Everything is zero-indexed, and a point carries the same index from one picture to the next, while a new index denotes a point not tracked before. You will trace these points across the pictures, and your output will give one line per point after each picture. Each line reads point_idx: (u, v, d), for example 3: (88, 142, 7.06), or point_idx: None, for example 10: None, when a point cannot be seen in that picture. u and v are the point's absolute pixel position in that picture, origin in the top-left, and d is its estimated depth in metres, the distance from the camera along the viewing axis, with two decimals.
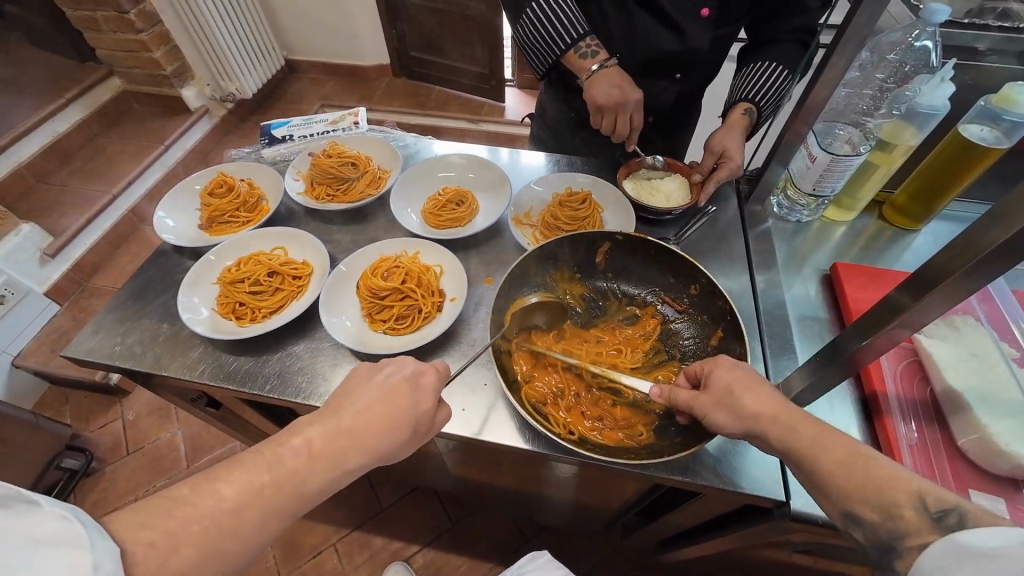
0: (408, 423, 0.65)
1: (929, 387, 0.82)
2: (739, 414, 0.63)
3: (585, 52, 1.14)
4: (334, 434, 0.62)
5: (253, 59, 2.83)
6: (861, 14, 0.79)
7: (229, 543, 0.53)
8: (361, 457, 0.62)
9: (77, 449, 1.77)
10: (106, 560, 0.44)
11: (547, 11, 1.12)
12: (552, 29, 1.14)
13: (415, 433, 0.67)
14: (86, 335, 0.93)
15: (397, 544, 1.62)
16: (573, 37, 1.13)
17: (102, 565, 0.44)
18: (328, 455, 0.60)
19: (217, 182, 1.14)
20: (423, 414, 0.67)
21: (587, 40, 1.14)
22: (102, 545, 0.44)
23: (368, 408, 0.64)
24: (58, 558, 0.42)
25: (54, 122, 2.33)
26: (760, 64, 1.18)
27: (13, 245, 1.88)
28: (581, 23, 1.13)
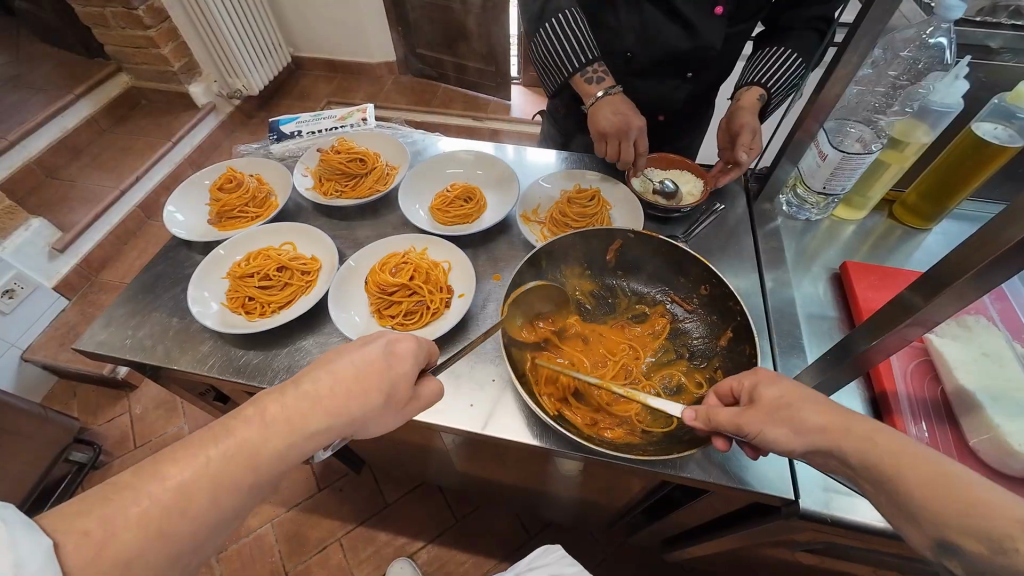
0: (382, 389, 0.65)
1: (940, 386, 0.81)
2: (782, 429, 0.60)
3: (590, 76, 1.13)
4: (300, 406, 0.60)
5: (260, 56, 2.84)
6: (874, 11, 0.78)
7: (187, 519, 0.53)
8: (337, 423, 0.62)
9: (86, 442, 1.79)
10: (31, 556, 0.44)
11: (561, 32, 1.13)
12: (565, 48, 1.14)
13: (391, 402, 0.66)
14: (98, 327, 0.94)
15: (402, 540, 1.62)
16: (581, 62, 1.13)
17: (27, 563, 0.43)
18: (297, 420, 0.60)
19: (227, 177, 1.15)
20: (399, 381, 0.66)
21: (596, 66, 1.13)
22: (25, 542, 0.44)
23: (335, 376, 0.63)
24: None
25: (62, 118, 2.34)
26: (774, 50, 1.17)
27: (22, 240, 1.90)
28: (593, 48, 1.12)
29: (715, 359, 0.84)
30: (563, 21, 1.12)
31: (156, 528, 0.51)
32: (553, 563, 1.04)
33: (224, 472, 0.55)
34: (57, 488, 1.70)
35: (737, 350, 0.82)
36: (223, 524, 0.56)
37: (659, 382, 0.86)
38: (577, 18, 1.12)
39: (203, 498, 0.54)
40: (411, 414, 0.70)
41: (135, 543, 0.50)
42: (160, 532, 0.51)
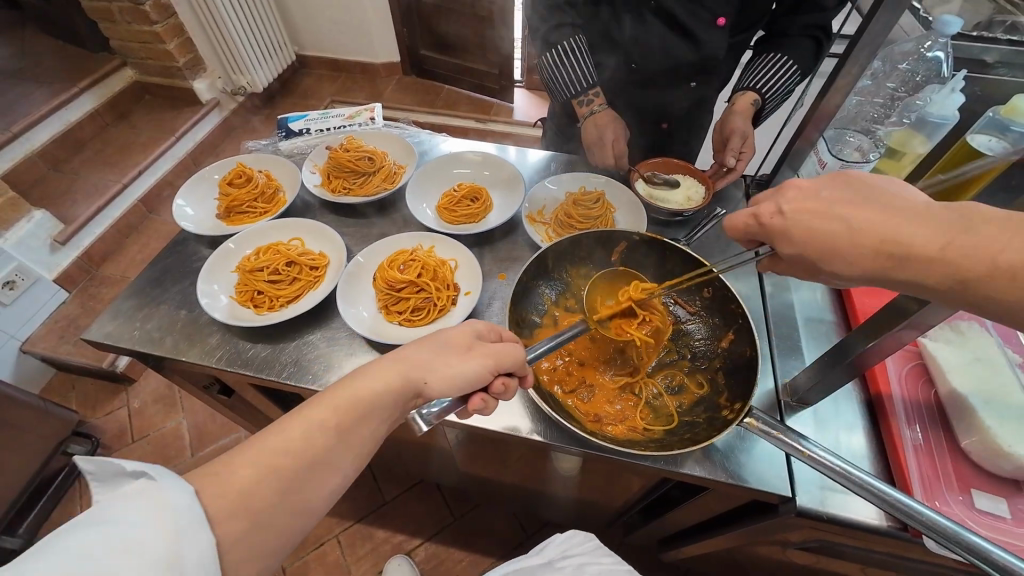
0: (433, 339, 0.71)
1: (934, 389, 0.83)
2: None
3: (585, 100, 1.25)
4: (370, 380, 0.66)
5: (265, 54, 2.85)
6: (876, 23, 0.80)
7: (289, 464, 0.58)
8: (398, 386, 0.67)
9: (83, 436, 1.81)
10: (182, 493, 0.50)
11: (565, 58, 1.23)
12: (567, 74, 1.25)
13: (449, 346, 0.71)
14: (105, 319, 0.95)
15: (400, 537, 1.63)
16: (579, 89, 1.25)
17: (177, 498, 0.50)
18: (367, 382, 0.65)
19: (236, 173, 1.16)
20: (455, 334, 0.73)
21: (592, 92, 1.25)
22: (176, 482, 0.51)
23: (401, 358, 0.68)
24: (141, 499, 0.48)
25: (65, 111, 2.35)
26: (771, 57, 1.21)
27: (25, 231, 1.90)
28: (592, 76, 1.24)
29: (716, 360, 0.86)
30: (567, 49, 1.23)
31: (266, 467, 0.57)
32: (587, 553, 0.88)
33: (316, 429, 0.61)
34: (53, 481, 1.71)
35: (738, 352, 0.83)
36: (320, 477, 0.60)
37: (661, 382, 0.88)
38: (580, 47, 1.23)
39: (301, 451, 0.59)
40: (484, 359, 0.69)
41: (249, 480, 0.55)
42: (269, 474, 0.57)
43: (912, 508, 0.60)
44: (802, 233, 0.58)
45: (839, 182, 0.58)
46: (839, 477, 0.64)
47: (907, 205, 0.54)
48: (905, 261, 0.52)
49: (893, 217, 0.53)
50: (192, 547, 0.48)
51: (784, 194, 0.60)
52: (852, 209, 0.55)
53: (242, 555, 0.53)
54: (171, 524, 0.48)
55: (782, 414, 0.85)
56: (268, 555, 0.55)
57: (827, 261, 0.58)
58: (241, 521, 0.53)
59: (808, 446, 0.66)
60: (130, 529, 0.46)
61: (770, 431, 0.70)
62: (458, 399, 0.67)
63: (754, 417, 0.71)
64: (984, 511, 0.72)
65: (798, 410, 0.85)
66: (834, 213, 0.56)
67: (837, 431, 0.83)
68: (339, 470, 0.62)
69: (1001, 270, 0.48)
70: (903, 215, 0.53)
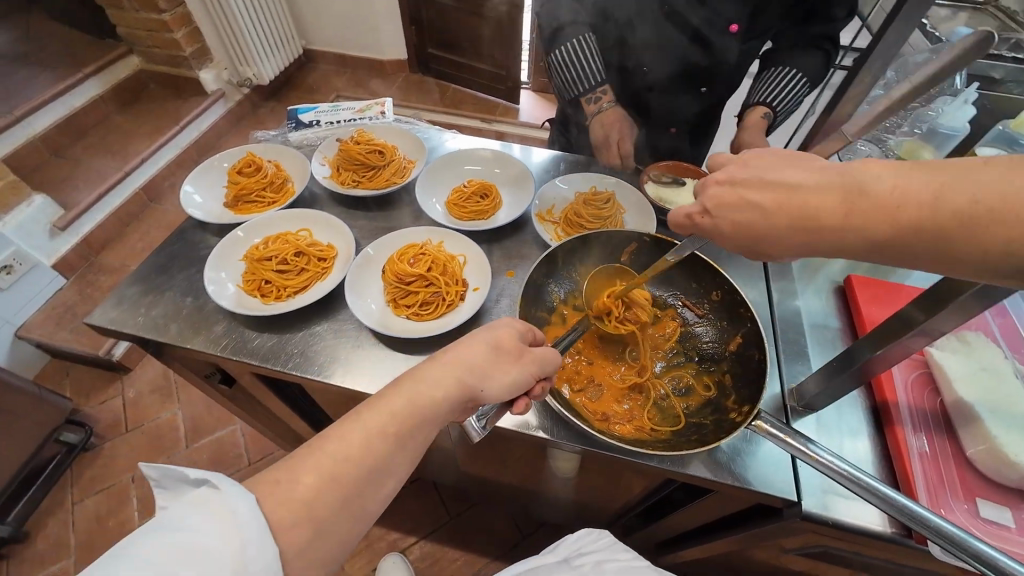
0: (487, 343, 0.71)
1: (939, 398, 0.84)
2: None
3: (592, 98, 1.30)
4: (420, 388, 0.66)
5: (272, 47, 2.84)
6: (890, 33, 0.81)
7: (351, 472, 0.59)
8: (457, 390, 0.67)
9: (76, 424, 1.77)
10: (243, 506, 0.51)
11: (575, 54, 1.27)
12: (576, 71, 1.29)
13: (501, 351, 0.72)
14: (109, 305, 0.94)
15: (396, 535, 1.62)
16: (589, 85, 1.29)
17: (238, 510, 0.51)
18: (421, 388, 0.66)
19: (246, 162, 1.16)
20: (504, 335, 0.73)
21: (600, 89, 1.29)
22: (234, 494, 0.52)
23: (445, 364, 0.68)
24: (206, 512, 0.50)
25: (69, 97, 2.34)
26: (780, 69, 1.24)
27: (25, 216, 1.88)
28: (599, 73, 1.28)
29: (723, 362, 0.86)
30: (576, 47, 1.28)
31: (329, 476, 0.57)
32: (602, 550, 0.84)
33: (375, 435, 0.61)
34: (46, 468, 1.69)
35: (746, 355, 0.83)
36: (377, 484, 0.61)
37: (668, 383, 0.88)
38: (588, 44, 1.27)
39: (362, 459, 0.59)
40: (534, 365, 0.72)
41: (312, 488, 0.56)
42: (330, 480, 0.57)
43: (916, 513, 0.61)
44: (729, 225, 0.58)
45: (741, 164, 0.58)
46: (846, 481, 0.64)
47: (802, 176, 0.53)
48: (820, 237, 0.52)
49: (794, 196, 0.53)
50: (256, 557, 0.49)
51: (704, 191, 0.60)
52: (757, 194, 0.55)
53: (305, 562, 0.55)
54: (237, 537, 0.50)
55: (788, 418, 0.85)
56: (330, 560, 0.57)
57: (759, 248, 0.58)
58: (303, 531, 0.54)
59: (815, 449, 0.66)
60: (198, 540, 0.48)
61: (778, 433, 0.70)
62: (504, 404, 0.72)
63: (762, 419, 0.71)
64: (988, 520, 0.72)
65: (803, 415, 0.85)
66: (747, 201, 0.56)
67: (842, 437, 0.84)
68: (395, 477, 0.62)
69: (905, 227, 0.47)
70: (802, 189, 0.52)
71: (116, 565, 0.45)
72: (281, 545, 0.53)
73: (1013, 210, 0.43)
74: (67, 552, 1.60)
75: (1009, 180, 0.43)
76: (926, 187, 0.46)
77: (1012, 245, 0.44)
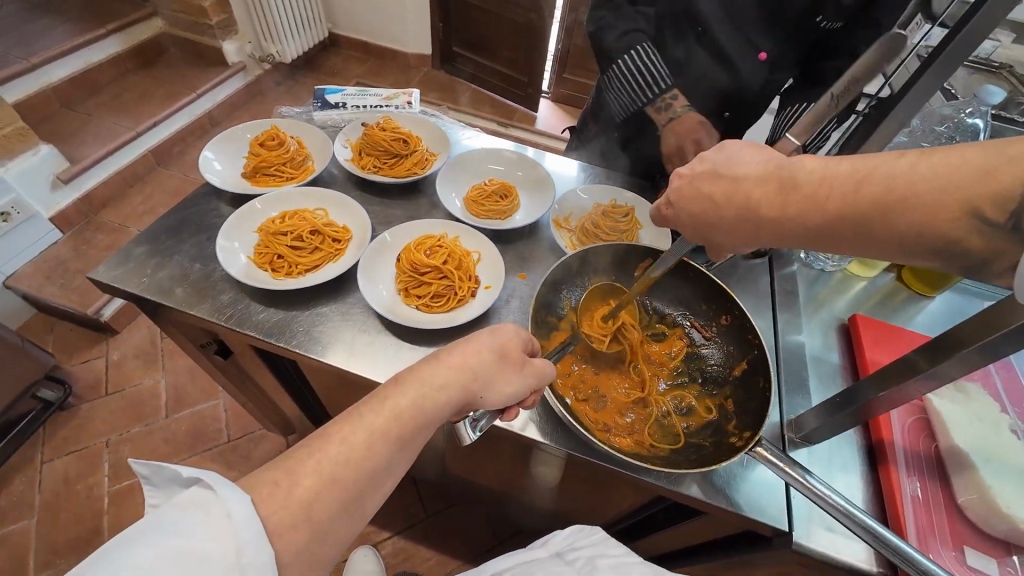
0: (494, 348, 0.72)
1: (934, 444, 0.85)
2: None
3: (661, 106, 1.27)
4: (424, 390, 0.65)
5: (299, 26, 2.84)
6: (918, 85, 0.83)
7: (351, 474, 0.58)
8: (461, 393, 0.68)
9: (55, 381, 1.74)
10: (239, 509, 0.50)
11: (637, 64, 1.27)
12: (640, 79, 1.28)
13: (507, 359, 0.72)
14: (115, 262, 0.92)
15: (370, 528, 1.60)
16: (656, 90, 1.27)
17: (235, 512, 0.50)
18: (427, 388, 0.65)
19: (269, 135, 1.15)
20: (510, 342, 0.73)
21: (668, 93, 1.27)
22: (230, 496, 0.50)
23: (450, 365, 0.68)
24: (202, 514, 0.49)
25: (88, 51, 2.32)
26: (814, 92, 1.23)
27: (29, 164, 1.84)
28: (666, 78, 1.26)
29: (727, 386, 0.87)
30: (637, 56, 1.27)
31: (328, 476, 0.56)
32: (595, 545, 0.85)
33: (377, 433, 0.60)
34: (18, 423, 1.65)
35: (751, 382, 0.84)
36: (377, 483, 0.60)
37: (670, 402, 0.87)
38: (650, 53, 1.26)
39: (363, 458, 0.59)
40: (532, 378, 0.73)
41: (311, 490, 0.55)
42: (330, 481, 0.57)
43: (907, 553, 0.61)
44: (687, 215, 0.68)
45: (702, 159, 0.67)
46: (842, 516, 0.64)
47: (749, 169, 0.61)
48: (761, 224, 0.60)
49: (737, 186, 0.61)
50: (252, 561, 0.48)
51: (671, 185, 0.70)
52: (709, 186, 0.64)
53: (301, 566, 0.53)
54: (233, 541, 0.48)
55: (784, 447, 0.85)
56: (323, 561, 0.56)
57: (712, 231, 0.66)
58: (299, 535, 0.53)
59: (812, 481, 0.66)
60: (193, 543, 0.47)
61: (776, 461, 0.70)
62: (497, 411, 0.72)
63: (762, 446, 0.72)
64: (974, 568, 0.73)
65: (800, 446, 0.86)
66: (700, 193, 0.66)
67: (836, 472, 0.84)
68: (393, 476, 0.62)
69: (830, 215, 0.54)
70: (744, 181, 0.61)
71: (107, 568, 0.44)
72: (278, 549, 0.52)
73: (913, 196, 0.49)
74: (30, 512, 1.56)
75: (915, 168, 0.50)
76: (847, 177, 0.53)
77: (917, 227, 0.50)
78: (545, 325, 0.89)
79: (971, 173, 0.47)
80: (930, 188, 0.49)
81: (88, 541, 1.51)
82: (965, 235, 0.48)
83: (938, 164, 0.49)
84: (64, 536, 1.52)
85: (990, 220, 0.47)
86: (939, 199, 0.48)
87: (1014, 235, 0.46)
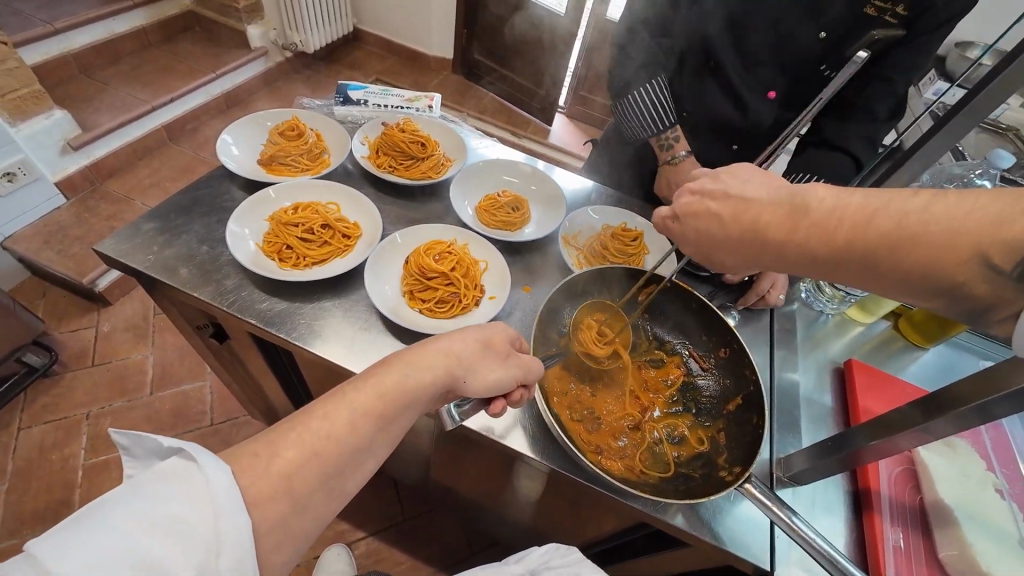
0: (482, 338, 0.74)
1: (920, 496, 0.86)
2: None
3: (665, 144, 1.33)
4: (410, 375, 0.66)
5: (326, 19, 2.87)
6: (924, 149, 0.87)
7: (333, 451, 0.58)
8: (445, 376, 0.69)
9: (43, 347, 1.71)
10: (218, 480, 0.49)
11: (647, 100, 1.29)
12: (648, 113, 1.31)
13: (493, 350, 0.73)
14: (123, 236, 0.92)
15: (344, 526, 1.58)
16: (661, 128, 1.31)
17: (215, 484, 0.49)
18: (412, 372, 0.66)
19: (289, 125, 1.16)
20: (497, 336, 0.76)
21: (672, 131, 1.32)
22: (210, 468, 0.49)
23: (436, 353, 0.69)
24: (181, 484, 0.48)
25: (112, 21, 2.33)
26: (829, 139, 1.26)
27: (41, 127, 1.83)
28: (672, 116, 1.30)
29: (720, 420, 0.87)
30: (648, 92, 1.30)
31: (310, 451, 0.57)
32: (569, 566, 0.84)
33: (361, 412, 0.61)
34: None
35: (744, 417, 0.84)
36: (357, 463, 0.60)
37: (663, 429, 0.88)
38: (660, 90, 1.29)
39: (346, 434, 0.59)
40: (518, 371, 0.74)
41: (292, 464, 0.55)
42: (311, 456, 0.57)
43: None
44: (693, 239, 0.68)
45: (714, 179, 0.66)
46: (826, 562, 0.64)
47: (759, 194, 0.61)
48: (766, 246, 0.60)
49: (748, 209, 0.61)
50: (229, 531, 0.47)
51: (679, 200, 0.70)
52: (719, 205, 0.64)
53: (275, 540, 0.53)
54: (212, 511, 0.48)
55: (772, 485, 0.86)
56: (302, 537, 0.55)
57: (718, 251, 0.67)
58: (280, 505, 0.53)
59: (798, 522, 0.67)
60: (171, 512, 0.46)
61: (764, 499, 0.70)
62: (481, 402, 0.74)
63: (752, 483, 0.72)
64: None
65: (787, 486, 0.86)
66: (708, 210, 0.66)
67: (821, 516, 0.85)
68: (374, 457, 0.63)
69: (840, 246, 0.54)
70: (754, 204, 0.61)
71: (82, 531, 0.43)
72: (256, 519, 0.51)
73: (924, 235, 0.49)
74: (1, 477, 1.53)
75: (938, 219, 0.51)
76: (858, 210, 0.53)
77: (919, 269, 0.50)
78: (546, 343, 0.90)
79: (984, 220, 0.47)
80: (924, 241, 0.50)
81: (56, 513, 1.48)
82: (962, 283, 0.49)
83: (952, 208, 0.49)
84: (31, 506, 1.49)
85: (997, 266, 0.47)
86: (933, 248, 0.49)
87: (1020, 285, 0.47)
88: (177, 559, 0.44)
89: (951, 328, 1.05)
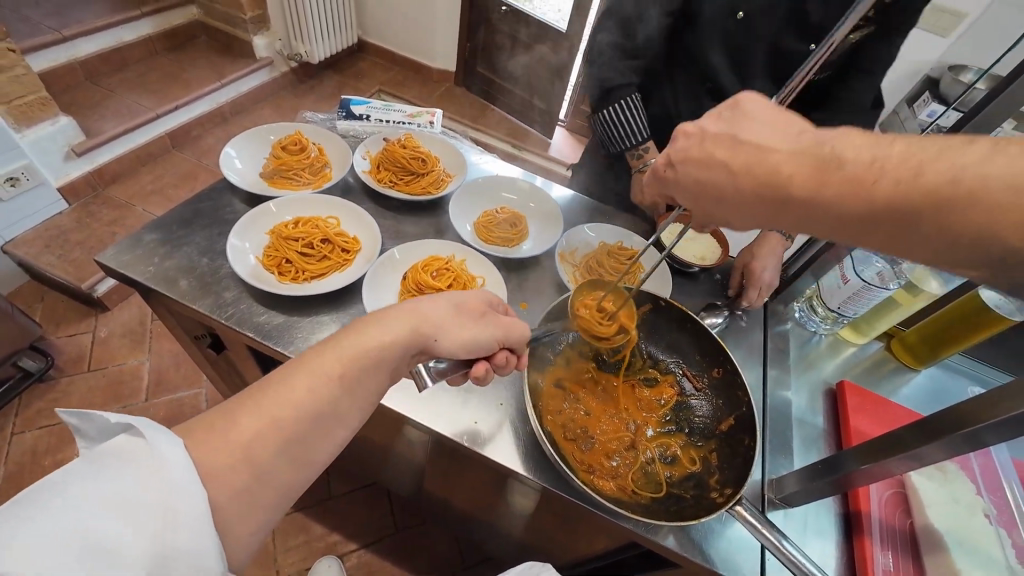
0: (452, 301, 0.75)
1: (910, 520, 0.86)
2: None
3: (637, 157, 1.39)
4: (371, 338, 0.67)
5: (331, 31, 2.91)
6: None
7: (292, 417, 0.60)
8: (412, 336, 0.69)
9: (38, 352, 1.71)
10: (170, 456, 0.50)
11: (618, 116, 1.34)
12: (621, 128, 1.37)
13: (465, 312, 0.76)
14: (124, 247, 0.93)
15: (336, 538, 1.57)
16: (634, 142, 1.37)
17: (167, 460, 0.50)
18: (378, 333, 0.67)
19: (292, 139, 1.18)
20: (470, 299, 0.78)
21: (645, 144, 1.38)
22: (161, 445, 0.50)
23: (401, 313, 0.70)
24: (131, 462, 0.49)
25: (120, 30, 2.36)
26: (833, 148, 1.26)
27: (46, 133, 1.84)
28: (644, 131, 1.35)
29: (712, 440, 0.88)
30: (623, 107, 1.34)
31: (269, 419, 0.58)
32: None
33: (323, 379, 0.63)
34: None
35: (736, 438, 0.85)
36: (322, 431, 0.62)
37: (656, 449, 0.88)
38: (632, 106, 1.34)
39: (307, 401, 0.61)
40: (495, 329, 0.75)
41: (248, 433, 0.57)
42: (271, 423, 0.58)
43: None
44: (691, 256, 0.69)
45: (716, 124, 0.62)
46: None
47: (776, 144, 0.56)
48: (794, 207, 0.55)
49: (767, 160, 0.55)
50: (184, 506, 0.48)
51: (676, 145, 0.65)
52: (727, 155, 0.59)
53: (237, 508, 0.54)
54: (165, 487, 0.48)
55: (763, 508, 0.86)
56: (267, 505, 0.57)
57: (715, 221, 0.66)
58: (240, 476, 0.55)
59: (789, 546, 0.67)
60: (122, 489, 0.47)
61: (755, 523, 0.71)
62: (460, 363, 0.74)
63: (742, 505, 0.73)
64: None
65: (778, 507, 0.87)
66: (712, 159, 0.60)
67: (812, 539, 0.85)
68: (343, 425, 0.64)
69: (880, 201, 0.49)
70: (773, 155, 0.55)
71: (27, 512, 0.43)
72: (212, 490, 0.53)
73: None
74: None
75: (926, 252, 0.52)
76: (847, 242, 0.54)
77: None
78: (539, 365, 0.91)
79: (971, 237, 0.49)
80: None
81: None
82: None
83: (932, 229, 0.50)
84: None
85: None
86: None
87: None
88: (131, 535, 0.45)
89: (943, 349, 1.06)
